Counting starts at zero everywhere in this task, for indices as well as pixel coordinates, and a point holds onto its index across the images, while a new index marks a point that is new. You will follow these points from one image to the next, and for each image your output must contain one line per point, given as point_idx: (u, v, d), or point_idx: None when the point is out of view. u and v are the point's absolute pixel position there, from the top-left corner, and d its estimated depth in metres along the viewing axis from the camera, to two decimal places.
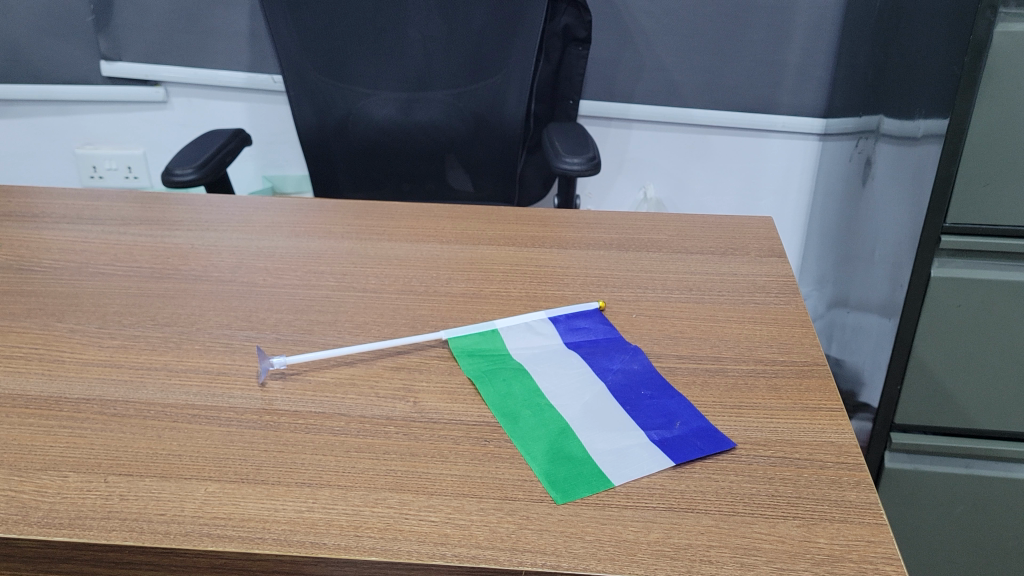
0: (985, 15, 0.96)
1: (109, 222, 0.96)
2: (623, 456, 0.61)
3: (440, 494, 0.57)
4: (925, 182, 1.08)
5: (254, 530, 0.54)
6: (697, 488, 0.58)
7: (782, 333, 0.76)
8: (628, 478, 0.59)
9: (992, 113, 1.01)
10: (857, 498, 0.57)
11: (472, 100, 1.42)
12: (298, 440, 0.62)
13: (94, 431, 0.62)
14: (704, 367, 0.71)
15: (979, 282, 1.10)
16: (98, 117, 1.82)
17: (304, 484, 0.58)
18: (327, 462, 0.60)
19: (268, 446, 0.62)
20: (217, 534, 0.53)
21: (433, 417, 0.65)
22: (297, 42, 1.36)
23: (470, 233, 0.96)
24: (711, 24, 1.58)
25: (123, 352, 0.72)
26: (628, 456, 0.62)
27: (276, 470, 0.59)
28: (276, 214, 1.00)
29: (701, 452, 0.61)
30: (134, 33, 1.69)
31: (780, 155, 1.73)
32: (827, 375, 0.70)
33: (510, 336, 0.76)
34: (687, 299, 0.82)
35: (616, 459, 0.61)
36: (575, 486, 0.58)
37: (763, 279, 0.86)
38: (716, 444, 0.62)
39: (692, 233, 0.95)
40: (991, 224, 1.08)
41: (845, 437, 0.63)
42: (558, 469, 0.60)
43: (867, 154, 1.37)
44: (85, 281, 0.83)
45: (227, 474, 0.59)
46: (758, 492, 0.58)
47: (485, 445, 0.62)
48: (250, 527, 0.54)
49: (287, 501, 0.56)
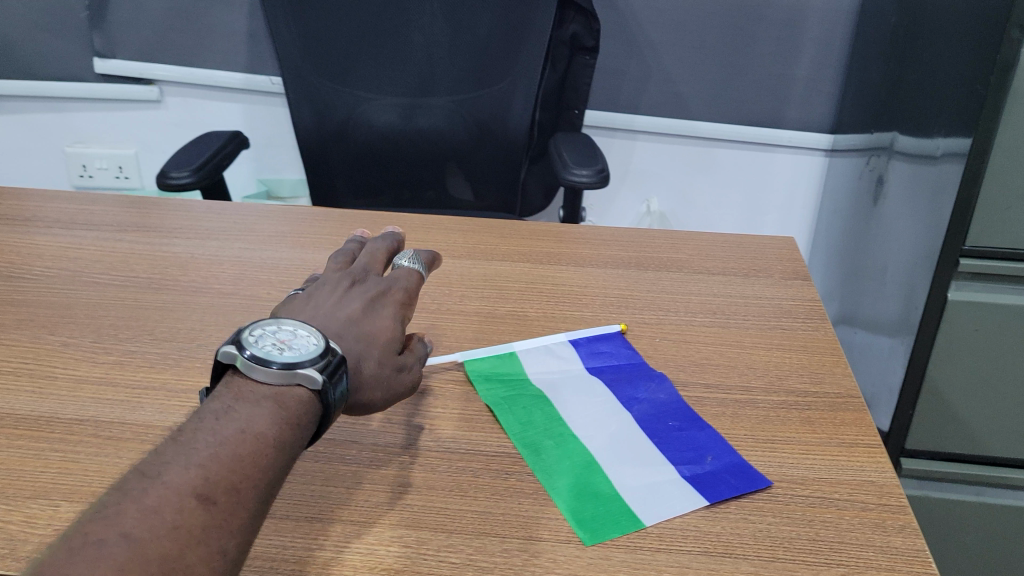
0: (1012, 33, 0.93)
1: (103, 228, 0.92)
2: (655, 494, 0.58)
3: (460, 534, 0.53)
4: (944, 202, 1.05)
5: (371, 351, 0.60)
6: (733, 531, 0.54)
7: (812, 361, 0.73)
8: (660, 518, 0.55)
9: (1019, 134, 0.98)
10: (903, 545, 0.54)
11: (476, 108, 1.38)
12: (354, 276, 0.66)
13: (87, 456, 0.58)
14: (733, 398, 0.68)
15: (996, 307, 1.07)
16: (90, 115, 1.78)
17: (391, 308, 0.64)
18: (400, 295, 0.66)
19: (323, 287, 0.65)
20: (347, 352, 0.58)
21: (450, 446, 0.61)
22: (299, 44, 1.32)
23: (482, 248, 0.92)
24: (719, 37, 1.56)
25: (119, 369, 0.68)
26: (660, 492, 0.58)
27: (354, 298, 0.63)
28: (280, 224, 0.96)
29: (735, 490, 0.58)
30: (129, 31, 1.64)
31: (786, 170, 1.70)
32: (863, 409, 0.67)
33: (527, 361, 0.72)
34: (711, 323, 0.78)
35: (647, 497, 0.57)
36: (604, 526, 0.55)
37: (790, 303, 0.82)
38: (751, 482, 0.58)
39: (712, 253, 0.92)
40: (1013, 248, 1.05)
41: (886, 476, 0.60)
42: (585, 507, 0.56)
43: (879, 173, 1.34)
44: (78, 291, 0.79)
45: (309, 311, 0.61)
46: (798, 536, 0.54)
47: (506, 479, 0.59)
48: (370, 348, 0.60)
49: (388, 322, 0.62)
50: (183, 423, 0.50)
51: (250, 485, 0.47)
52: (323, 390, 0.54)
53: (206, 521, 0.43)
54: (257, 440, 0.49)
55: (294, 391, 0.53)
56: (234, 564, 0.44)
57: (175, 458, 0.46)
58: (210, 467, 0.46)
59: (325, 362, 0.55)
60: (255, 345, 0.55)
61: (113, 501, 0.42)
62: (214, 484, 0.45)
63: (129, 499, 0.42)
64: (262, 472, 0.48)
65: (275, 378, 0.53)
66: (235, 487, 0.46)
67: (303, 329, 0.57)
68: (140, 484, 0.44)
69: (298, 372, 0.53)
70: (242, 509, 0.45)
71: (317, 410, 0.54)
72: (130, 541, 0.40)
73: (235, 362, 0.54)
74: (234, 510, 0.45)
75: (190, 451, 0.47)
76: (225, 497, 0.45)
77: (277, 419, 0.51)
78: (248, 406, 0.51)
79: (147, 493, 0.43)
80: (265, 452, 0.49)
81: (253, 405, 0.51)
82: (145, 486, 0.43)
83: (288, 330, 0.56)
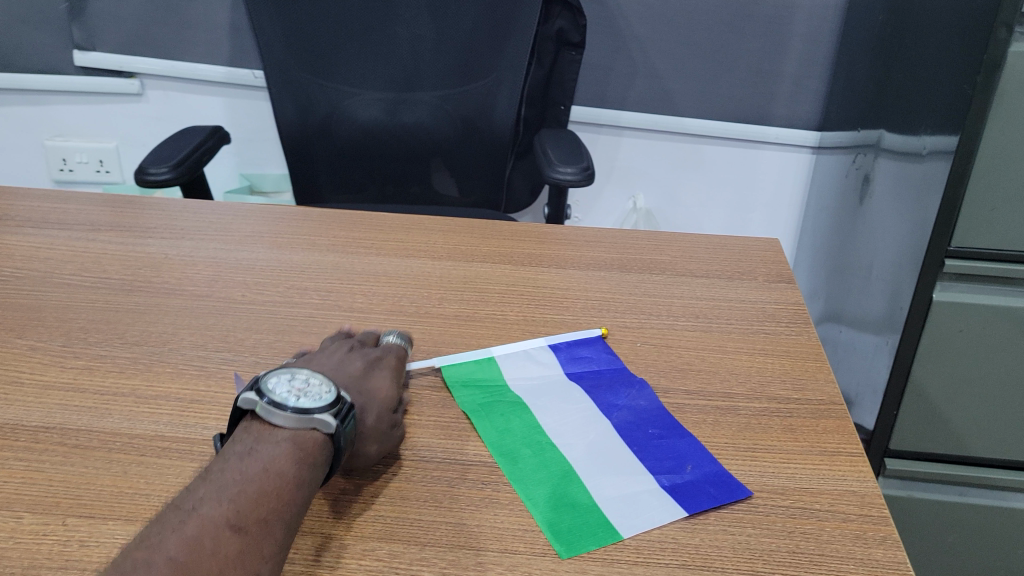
0: (999, 33, 0.92)
1: (77, 227, 0.90)
2: (634, 504, 0.57)
3: (434, 546, 0.52)
4: (930, 202, 1.05)
5: (370, 407, 0.61)
6: (711, 543, 0.53)
7: (795, 367, 0.72)
8: (637, 529, 0.54)
9: (1005, 133, 0.97)
10: (884, 557, 0.53)
11: (461, 103, 1.37)
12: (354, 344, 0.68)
13: (52, 466, 0.57)
14: (714, 405, 0.67)
15: (981, 308, 1.07)
16: (69, 109, 1.75)
17: (388, 373, 0.66)
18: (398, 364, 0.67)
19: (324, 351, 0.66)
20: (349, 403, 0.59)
21: (425, 455, 0.60)
22: (281, 38, 1.30)
23: (462, 249, 0.91)
24: (707, 32, 1.54)
25: (88, 374, 0.66)
26: (638, 503, 0.57)
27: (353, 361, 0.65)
28: (257, 223, 0.94)
29: (714, 501, 0.57)
30: (109, 23, 1.62)
31: (773, 168, 1.69)
32: (845, 416, 0.66)
33: (506, 366, 0.71)
34: (694, 327, 0.77)
35: (625, 508, 0.56)
36: (580, 538, 0.54)
37: (773, 307, 0.81)
38: (730, 492, 0.57)
39: (696, 255, 0.91)
40: (999, 248, 1.04)
41: (868, 486, 0.59)
42: (562, 517, 0.55)
43: (866, 171, 1.34)
44: (48, 293, 0.77)
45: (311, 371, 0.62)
46: (778, 548, 0.53)
47: (482, 489, 0.57)
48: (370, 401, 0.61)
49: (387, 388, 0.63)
50: (211, 463, 0.51)
51: (279, 516, 0.48)
52: (337, 434, 0.54)
53: (240, 551, 0.45)
54: (283, 476, 0.50)
55: (309, 434, 0.54)
56: None
57: (206, 494, 0.48)
58: (240, 501, 0.47)
59: (337, 410, 0.56)
60: (271, 391, 0.55)
61: (154, 533, 0.45)
62: (245, 515, 0.47)
63: (167, 531, 0.45)
64: (288, 504, 0.49)
65: (292, 422, 0.54)
66: (266, 518, 0.47)
67: (314, 377, 0.58)
68: (176, 518, 0.46)
69: (314, 416, 0.54)
70: (273, 538, 0.47)
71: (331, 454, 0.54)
72: (173, 566, 0.42)
73: (251, 408, 0.54)
74: (265, 538, 0.47)
75: (223, 486, 0.48)
76: (256, 526, 0.47)
77: (297, 456, 0.52)
78: (269, 446, 0.52)
79: (183, 525, 0.45)
80: (290, 485, 0.50)
81: (273, 444, 0.52)
82: (181, 519, 0.46)
83: (301, 378, 0.57)
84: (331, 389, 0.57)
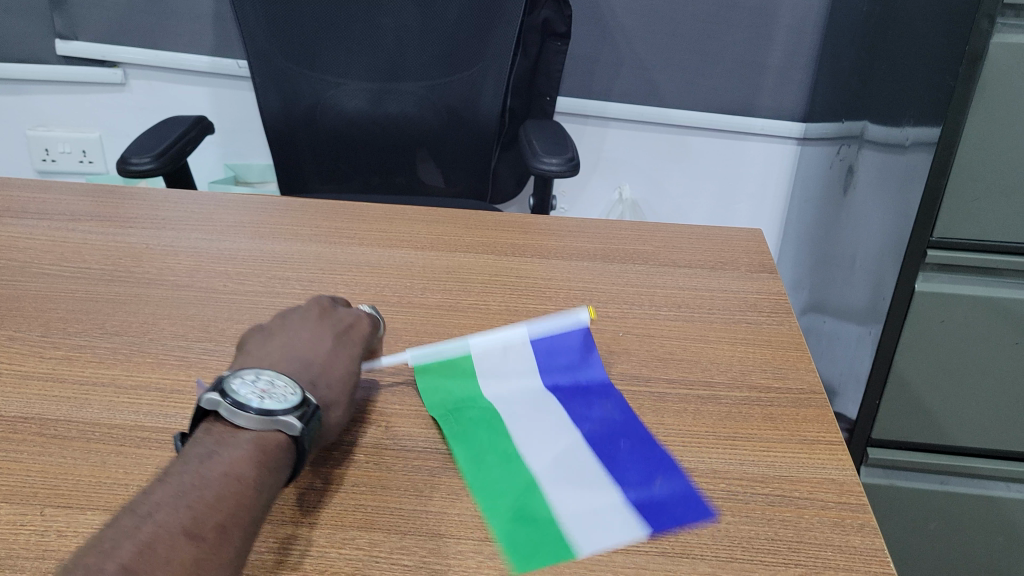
0: (981, 24, 0.93)
1: (57, 217, 0.90)
2: (595, 519, 0.54)
3: (414, 535, 0.52)
4: (913, 193, 1.05)
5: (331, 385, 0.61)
6: (691, 531, 0.54)
7: (776, 357, 0.72)
8: (596, 546, 0.52)
9: (986, 124, 0.98)
10: (862, 544, 0.53)
11: (446, 93, 1.36)
12: (321, 316, 0.68)
13: (30, 456, 0.56)
14: (695, 394, 0.67)
15: (963, 298, 1.07)
16: (51, 99, 1.74)
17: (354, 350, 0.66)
18: (363, 340, 0.68)
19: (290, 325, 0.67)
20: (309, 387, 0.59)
21: (406, 445, 0.61)
22: (265, 28, 1.29)
23: (446, 240, 0.90)
24: (692, 23, 1.54)
25: (67, 365, 0.66)
26: (600, 517, 0.55)
27: (318, 336, 0.65)
28: (240, 213, 0.94)
29: (679, 521, 0.54)
30: (91, 12, 1.61)
31: (758, 159, 1.70)
32: (825, 405, 0.66)
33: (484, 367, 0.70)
34: (676, 316, 0.77)
35: (586, 522, 0.54)
36: (537, 553, 0.51)
37: (755, 297, 0.82)
38: (697, 513, 0.55)
39: (679, 245, 0.91)
40: (980, 239, 1.05)
41: (847, 474, 0.59)
42: (520, 532, 0.53)
43: (850, 162, 1.34)
44: (27, 283, 0.77)
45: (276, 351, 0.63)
46: (757, 535, 0.53)
47: (464, 478, 0.58)
48: (334, 385, 0.61)
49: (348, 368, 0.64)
50: (168, 467, 0.50)
51: (237, 524, 0.47)
52: (302, 437, 0.54)
53: (199, 558, 0.44)
54: (243, 481, 0.49)
55: (273, 436, 0.54)
56: None
57: (163, 499, 0.46)
58: (198, 508, 0.46)
59: (302, 412, 0.56)
60: (233, 392, 0.55)
61: (107, 539, 0.43)
62: (203, 521, 0.46)
63: (123, 538, 0.43)
64: (248, 510, 0.48)
65: (254, 424, 0.54)
66: (224, 524, 0.46)
67: (279, 379, 0.57)
68: (131, 522, 0.44)
69: (279, 419, 0.54)
70: (232, 544, 0.46)
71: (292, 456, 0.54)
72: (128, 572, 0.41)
73: (214, 408, 0.54)
74: (223, 545, 0.45)
75: (180, 491, 0.47)
76: (215, 532, 0.45)
77: (257, 461, 0.51)
78: (230, 449, 0.52)
79: (138, 531, 0.44)
80: (249, 491, 0.49)
81: (234, 448, 0.52)
82: (136, 524, 0.44)
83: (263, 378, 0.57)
84: (296, 390, 0.57)
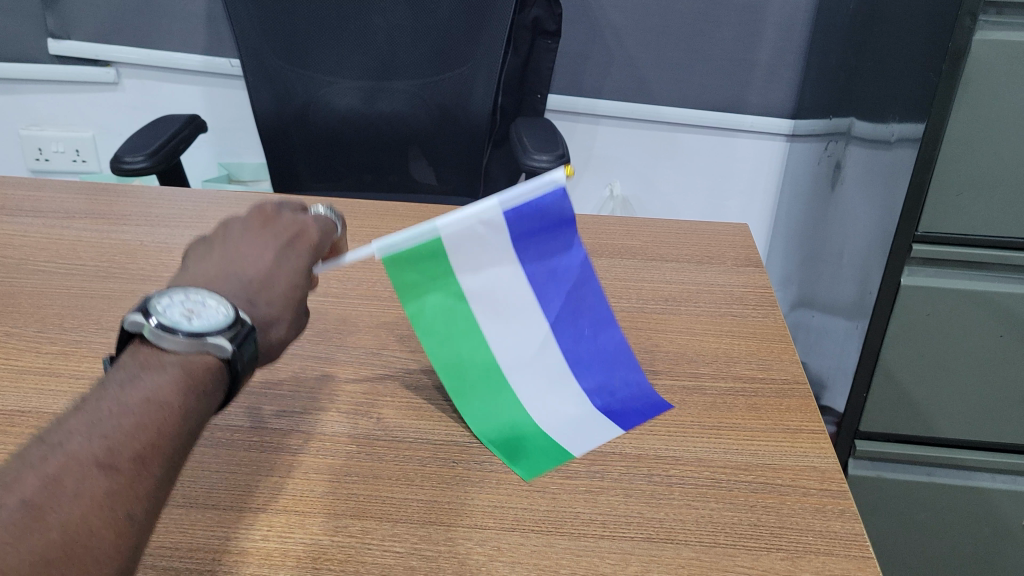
0: (964, 21, 0.94)
1: (51, 215, 0.91)
2: (577, 429, 0.64)
3: (405, 523, 0.54)
4: (897, 188, 1.07)
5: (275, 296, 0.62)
6: (676, 517, 0.55)
7: (761, 348, 0.74)
8: (585, 448, 0.62)
9: (969, 120, 0.99)
10: (843, 529, 0.54)
11: (437, 92, 1.37)
12: (264, 225, 0.68)
13: None
14: (681, 385, 0.69)
15: (948, 291, 1.09)
16: (44, 98, 1.74)
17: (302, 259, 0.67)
18: (308, 248, 0.69)
19: (231, 234, 0.67)
20: (250, 298, 0.60)
21: (397, 436, 0.62)
22: (257, 27, 1.31)
23: None
24: (682, 21, 1.56)
25: (63, 359, 0.67)
26: (580, 426, 0.64)
27: (261, 246, 0.66)
28: (233, 210, 0.95)
29: (644, 416, 0.65)
30: (84, 12, 1.61)
31: (748, 155, 1.71)
32: (808, 395, 0.68)
33: (455, 249, 0.64)
34: (663, 310, 0.79)
35: (571, 433, 0.63)
36: (538, 460, 0.60)
37: (741, 290, 0.83)
38: (655, 408, 0.66)
39: (667, 240, 0.93)
40: (965, 233, 1.06)
41: (829, 461, 0.60)
42: (516, 448, 0.61)
43: (837, 158, 1.36)
44: (23, 280, 0.78)
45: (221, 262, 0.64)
46: (739, 521, 0.55)
47: (454, 467, 0.59)
48: (278, 296, 0.62)
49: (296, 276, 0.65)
50: (89, 391, 0.49)
51: (156, 453, 0.46)
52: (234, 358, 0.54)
53: (109, 489, 0.43)
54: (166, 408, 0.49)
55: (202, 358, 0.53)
56: (142, 530, 0.44)
57: (77, 427, 0.46)
58: (112, 436, 0.45)
59: (235, 332, 0.54)
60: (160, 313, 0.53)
61: (13, 470, 0.42)
62: (117, 452, 0.45)
63: (27, 469, 0.42)
64: (169, 439, 0.48)
65: (182, 347, 0.52)
66: (142, 455, 0.46)
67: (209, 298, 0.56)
68: (39, 453, 0.44)
69: (208, 340, 0.53)
70: (149, 476, 0.45)
71: (221, 378, 0.54)
72: (31, 510, 0.41)
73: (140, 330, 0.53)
74: (138, 476, 0.45)
75: (96, 420, 0.46)
76: (130, 463, 0.45)
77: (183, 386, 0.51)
78: (154, 373, 0.51)
79: (47, 463, 0.43)
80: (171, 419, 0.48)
81: (160, 371, 0.51)
82: (43, 455, 0.43)
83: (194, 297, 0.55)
84: (228, 306, 0.56)
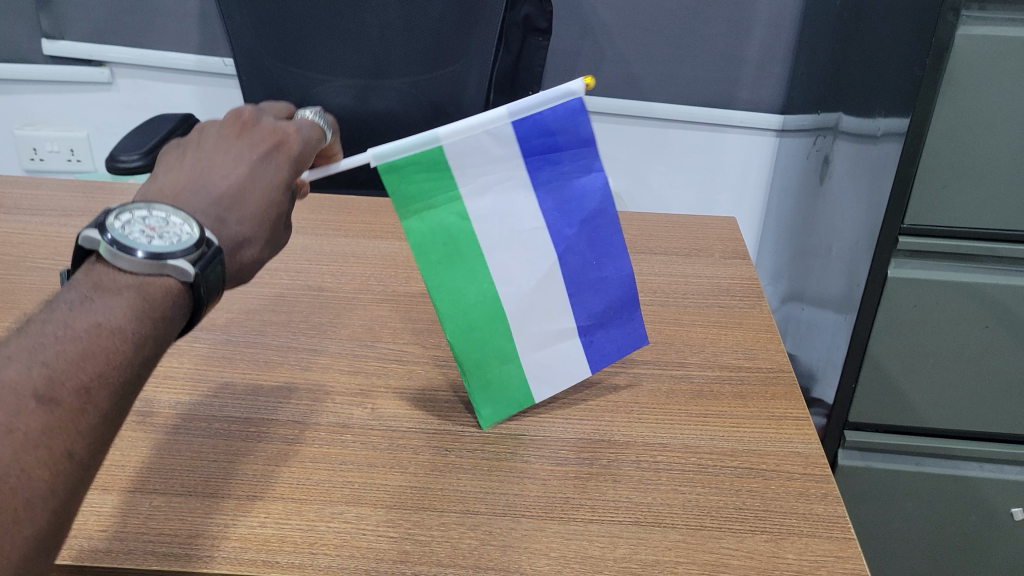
0: (947, 17, 0.95)
1: (48, 213, 0.92)
2: (548, 365, 0.70)
3: (399, 509, 0.55)
4: (881, 181, 1.09)
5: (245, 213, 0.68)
6: (664, 501, 0.57)
7: (747, 338, 0.75)
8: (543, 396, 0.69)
9: (953, 114, 1.01)
10: (825, 512, 0.56)
11: (429, 90, 1.38)
12: (241, 133, 0.72)
13: None
14: (669, 374, 0.71)
15: (934, 282, 1.10)
16: (38, 98, 1.75)
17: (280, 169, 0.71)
18: (287, 156, 0.73)
19: (210, 142, 0.71)
20: (220, 215, 0.66)
21: (391, 425, 0.64)
22: (251, 26, 1.34)
23: None
24: (671, 18, 1.57)
25: None
26: (554, 361, 0.70)
27: (235, 155, 0.71)
28: None
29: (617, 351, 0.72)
30: (77, 12, 1.62)
31: (739, 151, 1.73)
32: (792, 383, 0.69)
33: (458, 159, 0.65)
34: (651, 301, 0.81)
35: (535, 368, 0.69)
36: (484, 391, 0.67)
37: (728, 282, 0.85)
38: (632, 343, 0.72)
39: (656, 233, 0.94)
40: (951, 226, 1.08)
41: (812, 447, 0.62)
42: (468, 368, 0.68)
43: (825, 153, 1.37)
44: (21, 277, 0.79)
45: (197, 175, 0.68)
46: (725, 505, 0.56)
47: (446, 455, 0.61)
48: (247, 214, 0.68)
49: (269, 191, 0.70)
50: (41, 308, 0.54)
51: (104, 383, 0.52)
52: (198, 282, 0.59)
53: (50, 424, 0.48)
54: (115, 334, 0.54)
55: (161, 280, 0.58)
56: (83, 462, 0.50)
57: (21, 351, 0.50)
58: (56, 366, 0.50)
59: (199, 254, 0.59)
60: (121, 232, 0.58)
61: None
62: (62, 382, 0.50)
63: None
64: (116, 367, 0.53)
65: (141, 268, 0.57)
66: (87, 387, 0.51)
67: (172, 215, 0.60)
68: None
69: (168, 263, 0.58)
70: (96, 408, 0.51)
71: (182, 300, 0.59)
72: None
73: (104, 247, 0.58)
74: (83, 410, 0.50)
75: (42, 346, 0.51)
76: (73, 397, 0.50)
77: (139, 311, 0.56)
78: (109, 296, 0.56)
79: None
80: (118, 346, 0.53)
81: (115, 294, 0.56)
82: None
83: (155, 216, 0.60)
84: (189, 224, 0.60)
